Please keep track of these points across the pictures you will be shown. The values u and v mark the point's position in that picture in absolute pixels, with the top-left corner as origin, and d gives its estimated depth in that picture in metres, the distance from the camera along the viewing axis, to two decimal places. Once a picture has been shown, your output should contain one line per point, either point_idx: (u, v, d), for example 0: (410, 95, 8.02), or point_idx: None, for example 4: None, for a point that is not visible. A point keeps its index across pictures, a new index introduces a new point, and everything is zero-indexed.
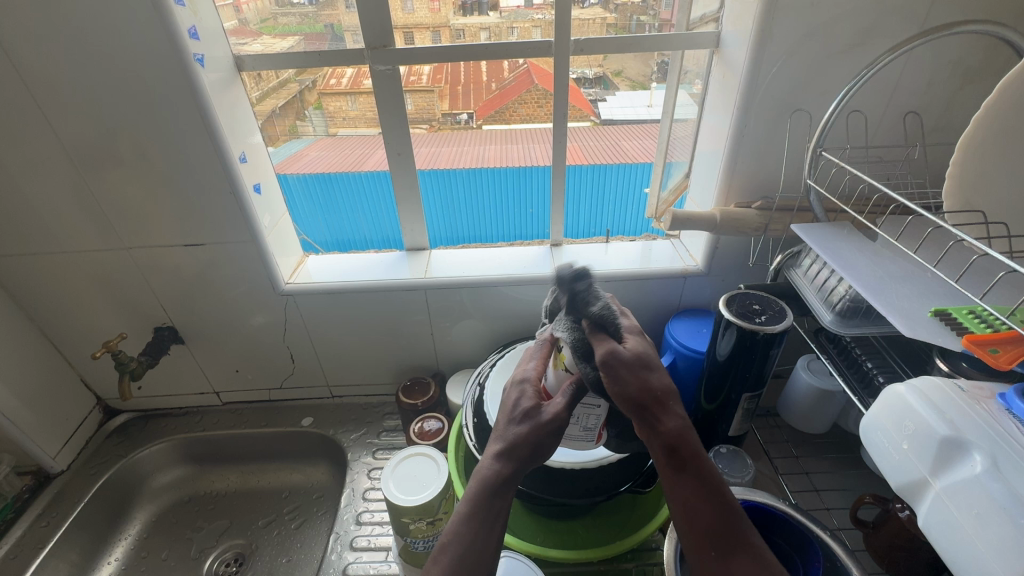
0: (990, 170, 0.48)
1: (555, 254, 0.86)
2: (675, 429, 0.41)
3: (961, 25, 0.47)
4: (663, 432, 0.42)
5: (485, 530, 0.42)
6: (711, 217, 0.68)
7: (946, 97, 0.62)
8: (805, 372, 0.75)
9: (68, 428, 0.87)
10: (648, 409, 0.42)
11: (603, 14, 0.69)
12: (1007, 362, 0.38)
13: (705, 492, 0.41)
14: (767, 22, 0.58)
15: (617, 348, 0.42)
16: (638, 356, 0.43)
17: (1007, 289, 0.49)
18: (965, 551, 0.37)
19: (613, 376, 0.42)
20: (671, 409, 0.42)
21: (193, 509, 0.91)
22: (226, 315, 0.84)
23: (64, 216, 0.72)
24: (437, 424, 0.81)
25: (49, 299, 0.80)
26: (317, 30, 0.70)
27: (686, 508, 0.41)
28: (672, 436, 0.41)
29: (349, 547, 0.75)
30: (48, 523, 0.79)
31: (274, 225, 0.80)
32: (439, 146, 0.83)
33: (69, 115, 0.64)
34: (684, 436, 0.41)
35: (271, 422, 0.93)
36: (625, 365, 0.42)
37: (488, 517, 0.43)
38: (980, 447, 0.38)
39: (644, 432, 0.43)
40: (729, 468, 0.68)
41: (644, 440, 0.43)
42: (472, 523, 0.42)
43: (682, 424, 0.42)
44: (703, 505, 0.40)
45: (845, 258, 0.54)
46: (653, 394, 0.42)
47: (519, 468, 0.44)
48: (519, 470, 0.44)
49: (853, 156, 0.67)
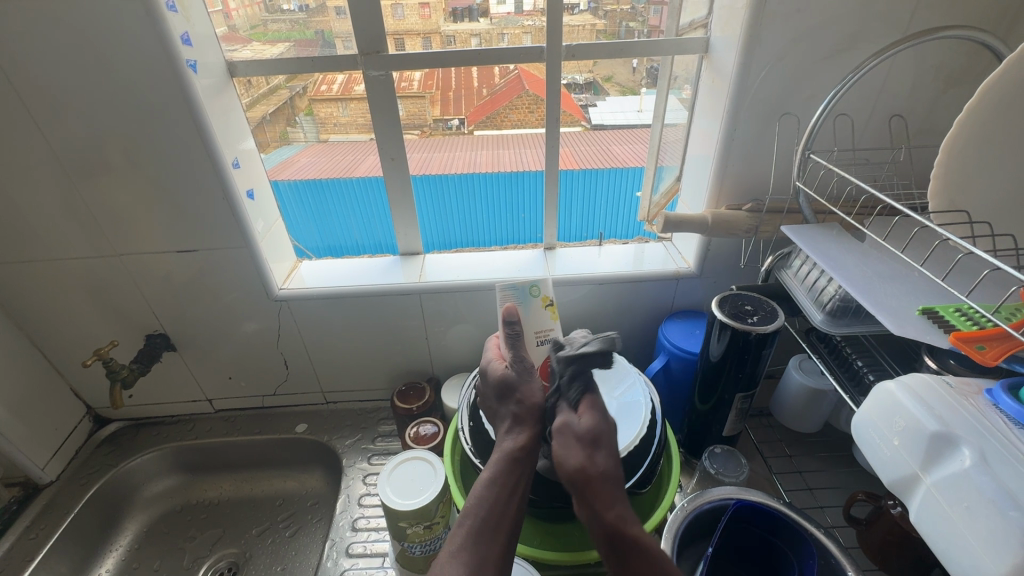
0: (973, 171, 0.49)
1: (549, 259, 0.87)
2: (615, 518, 0.48)
3: (942, 31, 0.49)
4: (601, 522, 0.48)
5: (506, 496, 0.52)
6: (702, 220, 0.69)
7: (929, 101, 0.64)
8: (797, 372, 0.75)
9: (58, 437, 0.86)
10: (587, 497, 0.49)
11: (593, 21, 0.70)
12: (993, 358, 0.39)
13: (644, 570, 0.46)
14: (755, 28, 0.60)
15: (569, 422, 0.53)
16: (590, 431, 0.52)
17: (991, 287, 0.50)
18: (955, 544, 0.38)
19: (562, 456, 0.51)
20: (604, 502, 0.49)
21: (185, 519, 0.89)
22: (217, 321, 0.83)
23: (54, 223, 0.71)
24: (433, 428, 0.80)
25: (38, 308, 0.80)
26: (308, 36, 0.70)
27: None
28: (608, 525, 0.48)
29: (345, 553, 0.74)
30: (37, 536, 0.78)
31: (268, 231, 0.80)
32: (431, 151, 0.82)
33: (60, 121, 0.64)
34: (620, 526, 0.47)
35: (264, 429, 0.92)
36: (571, 441, 0.52)
37: (508, 485, 0.52)
38: (968, 441, 0.39)
39: (589, 516, 0.49)
40: (724, 468, 0.68)
41: (590, 524, 0.49)
42: (497, 491, 0.52)
43: (618, 513, 0.48)
44: None
45: (834, 258, 0.55)
46: (589, 480, 0.49)
47: (533, 440, 0.55)
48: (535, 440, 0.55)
49: (840, 158, 0.68)
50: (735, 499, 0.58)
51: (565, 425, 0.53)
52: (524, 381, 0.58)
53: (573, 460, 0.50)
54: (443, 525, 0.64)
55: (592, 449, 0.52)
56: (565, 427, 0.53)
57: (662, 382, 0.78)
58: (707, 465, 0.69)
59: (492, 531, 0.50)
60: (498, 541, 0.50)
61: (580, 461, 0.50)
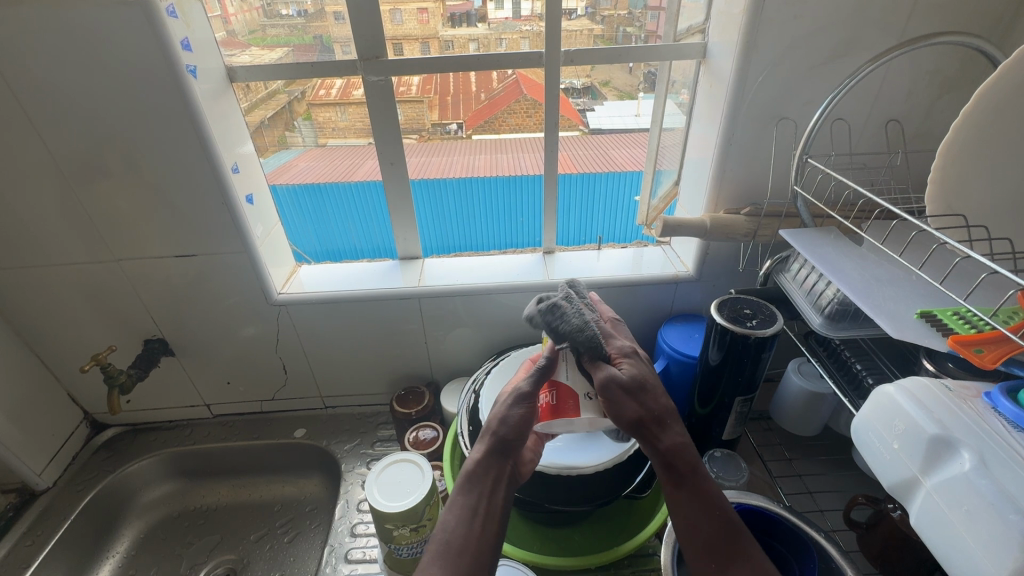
0: (969, 175, 0.49)
1: (547, 263, 0.87)
2: (669, 448, 0.49)
3: (938, 36, 0.49)
4: (660, 449, 0.49)
5: (467, 517, 0.48)
6: (700, 224, 0.69)
7: (925, 105, 0.64)
8: (796, 375, 0.75)
9: (55, 443, 0.86)
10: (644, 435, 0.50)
11: (591, 26, 0.71)
12: (991, 361, 0.39)
13: (700, 506, 0.47)
14: (752, 34, 0.60)
15: (613, 374, 0.50)
16: (634, 379, 0.50)
17: (989, 291, 0.51)
18: (955, 548, 0.38)
19: (613, 409, 0.50)
20: (672, 438, 0.49)
21: (183, 525, 0.89)
22: (216, 326, 0.83)
23: (52, 228, 0.71)
24: (433, 433, 0.82)
25: (35, 315, 0.79)
26: (306, 41, 0.70)
27: (688, 523, 0.47)
28: (666, 454, 0.49)
29: (344, 559, 0.74)
30: (32, 543, 0.77)
31: (266, 235, 0.79)
32: (429, 156, 0.82)
33: (59, 127, 0.64)
34: (679, 452, 0.49)
35: (262, 434, 0.92)
36: (623, 395, 0.49)
37: (470, 505, 0.50)
38: (967, 445, 0.39)
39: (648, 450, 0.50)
40: (724, 472, 0.68)
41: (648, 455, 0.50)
42: (452, 513, 0.49)
43: (681, 440, 0.50)
44: (702, 519, 0.47)
45: (832, 263, 0.55)
46: (653, 415, 0.50)
47: (491, 456, 0.52)
48: (502, 453, 0.52)
49: (837, 163, 0.68)
50: (735, 503, 0.58)
51: (610, 377, 0.50)
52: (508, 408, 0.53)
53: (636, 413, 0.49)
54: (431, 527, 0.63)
55: (638, 398, 0.50)
56: (611, 381, 0.49)
57: (661, 386, 0.78)
58: (708, 469, 0.69)
59: (459, 551, 0.46)
60: (464, 561, 0.46)
61: (636, 410, 0.49)
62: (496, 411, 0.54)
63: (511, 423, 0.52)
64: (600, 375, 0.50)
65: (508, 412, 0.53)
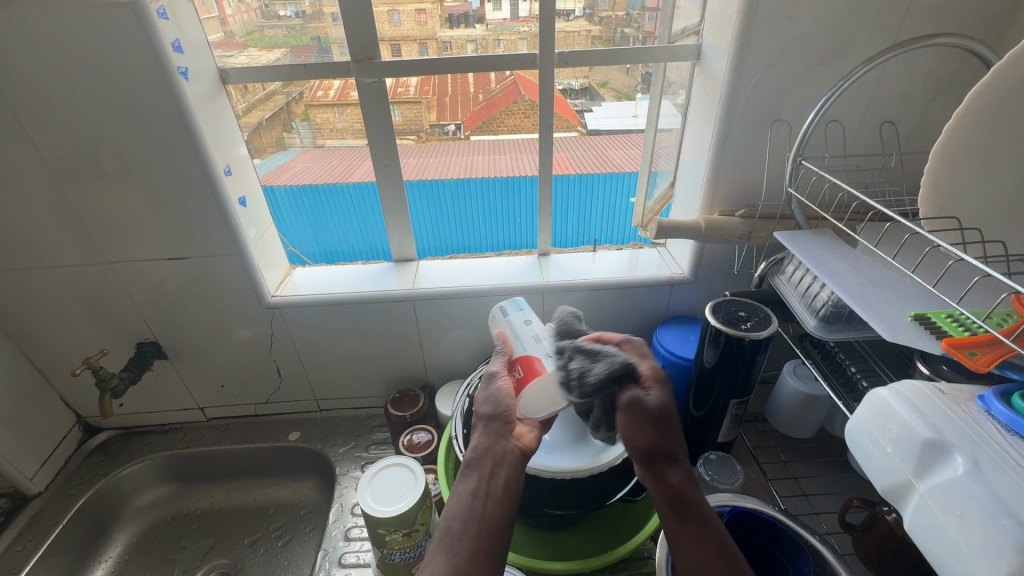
0: (962, 178, 0.49)
1: (543, 264, 0.87)
2: (681, 482, 0.50)
3: (931, 38, 0.49)
4: (666, 483, 0.50)
5: (469, 501, 0.48)
6: (695, 226, 0.69)
7: (919, 107, 0.64)
8: (792, 378, 0.75)
9: (47, 447, 0.85)
10: (654, 465, 0.51)
11: (589, 27, 0.70)
12: (985, 364, 0.39)
13: (701, 538, 0.47)
14: (746, 36, 0.60)
15: (641, 397, 0.52)
16: (659, 408, 0.52)
17: (982, 293, 0.50)
18: (949, 553, 0.37)
19: (631, 433, 0.52)
20: (679, 471, 0.51)
21: (176, 529, 0.88)
22: (209, 329, 0.82)
23: (43, 231, 0.71)
24: (427, 437, 0.81)
25: (27, 318, 0.79)
26: (304, 42, 0.70)
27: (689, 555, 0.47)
28: (672, 487, 0.50)
29: (337, 564, 0.74)
30: (24, 548, 0.77)
31: (260, 238, 0.79)
32: (427, 157, 0.82)
33: (49, 129, 0.63)
34: (685, 487, 0.50)
35: (257, 437, 0.92)
36: (643, 418, 0.51)
37: (472, 490, 0.49)
38: (961, 448, 0.39)
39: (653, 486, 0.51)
40: (719, 474, 0.68)
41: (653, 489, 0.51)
42: (455, 500, 0.49)
43: (686, 477, 0.51)
44: (704, 553, 0.46)
45: (826, 265, 0.55)
46: (663, 447, 0.51)
47: (492, 437, 0.53)
48: (499, 433, 0.54)
49: (832, 165, 0.68)
50: (730, 506, 0.58)
51: (636, 398, 0.52)
52: (486, 386, 0.59)
53: (649, 442, 0.51)
54: (423, 532, 0.63)
55: (660, 425, 0.51)
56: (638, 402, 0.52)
57: None
58: (702, 472, 0.69)
59: (460, 536, 0.46)
60: (464, 545, 0.46)
61: (649, 439, 0.51)
62: (485, 393, 0.58)
63: (496, 397, 0.57)
64: (627, 396, 0.52)
65: (490, 389, 0.58)
